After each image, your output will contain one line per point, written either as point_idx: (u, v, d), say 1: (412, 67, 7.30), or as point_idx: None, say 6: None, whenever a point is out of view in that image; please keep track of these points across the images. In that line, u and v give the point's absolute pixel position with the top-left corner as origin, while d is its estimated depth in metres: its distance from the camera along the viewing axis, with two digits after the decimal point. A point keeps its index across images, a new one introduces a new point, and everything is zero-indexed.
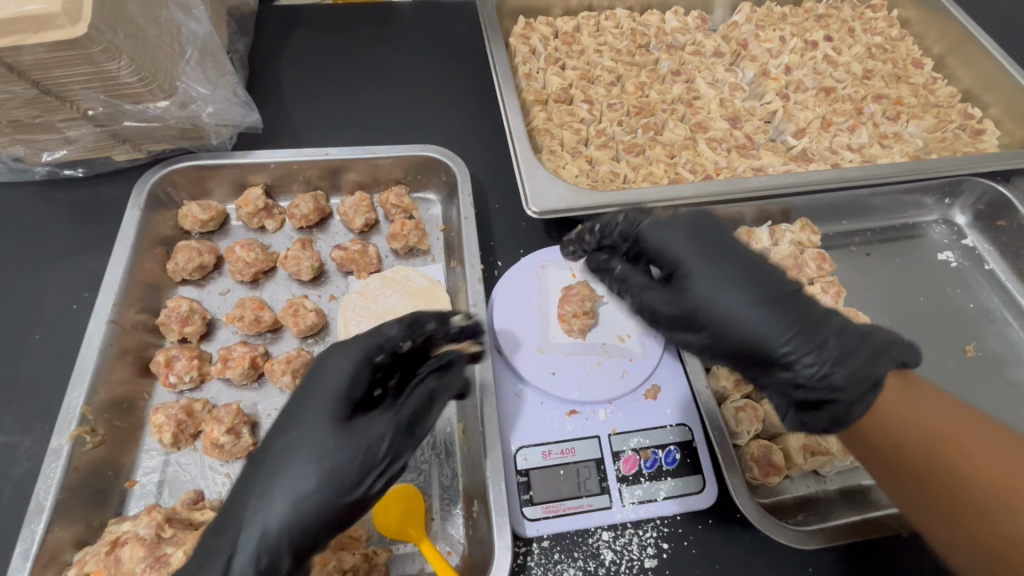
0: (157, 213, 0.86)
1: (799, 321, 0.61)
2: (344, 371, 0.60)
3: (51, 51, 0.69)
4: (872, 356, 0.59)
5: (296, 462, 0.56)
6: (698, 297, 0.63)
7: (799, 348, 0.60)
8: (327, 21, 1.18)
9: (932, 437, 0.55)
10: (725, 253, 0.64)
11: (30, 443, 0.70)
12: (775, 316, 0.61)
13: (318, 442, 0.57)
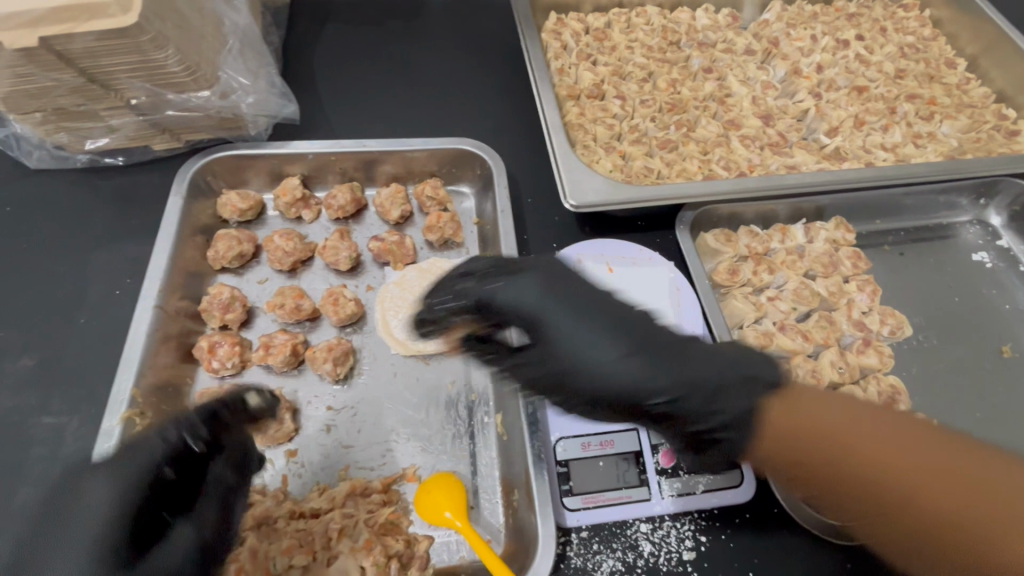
0: (198, 201, 0.87)
1: (666, 360, 0.56)
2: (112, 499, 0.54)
3: (102, 40, 0.70)
4: (723, 384, 0.55)
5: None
6: (558, 351, 0.57)
7: (669, 396, 0.55)
8: (360, 15, 1.19)
9: (869, 457, 0.50)
10: (568, 310, 0.57)
11: (77, 424, 0.71)
12: (647, 365, 0.56)
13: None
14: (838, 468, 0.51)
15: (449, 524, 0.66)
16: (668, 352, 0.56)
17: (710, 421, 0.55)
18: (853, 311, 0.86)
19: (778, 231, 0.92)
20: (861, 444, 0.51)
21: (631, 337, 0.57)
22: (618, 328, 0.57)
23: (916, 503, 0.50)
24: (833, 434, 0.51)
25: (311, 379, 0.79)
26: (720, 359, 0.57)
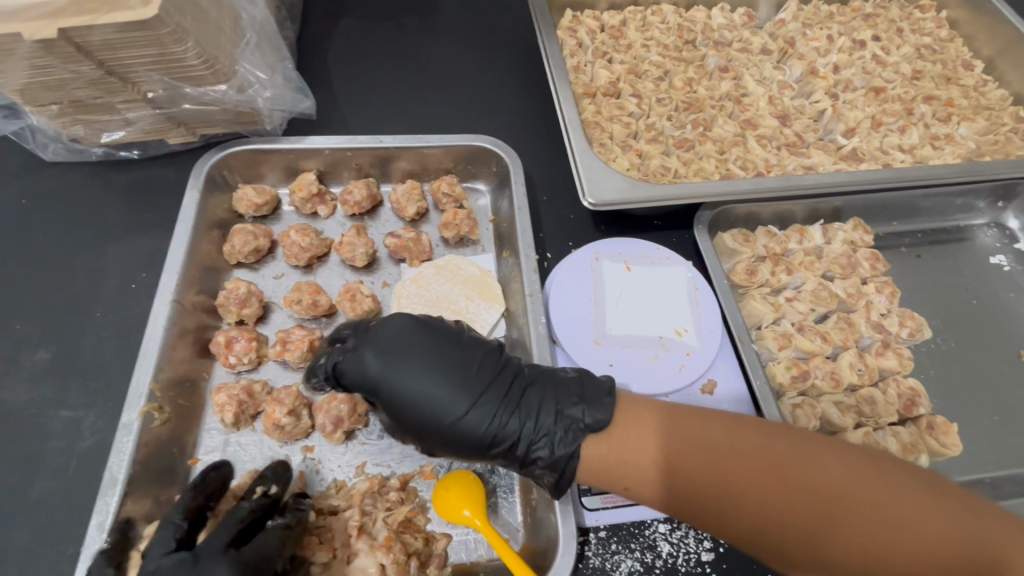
0: (214, 195, 0.86)
1: (520, 407, 0.59)
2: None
3: (121, 32, 0.70)
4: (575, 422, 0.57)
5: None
6: (413, 404, 0.59)
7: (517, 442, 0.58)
8: (374, 10, 1.18)
9: (721, 474, 0.50)
10: (414, 350, 0.60)
11: (94, 418, 0.71)
12: (485, 417, 0.58)
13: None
14: (709, 489, 0.50)
15: (469, 522, 0.66)
16: (478, 402, 0.59)
17: (558, 461, 0.57)
18: (872, 312, 0.85)
19: (796, 232, 0.91)
20: (693, 473, 0.51)
21: (449, 391, 0.59)
22: (394, 371, 0.59)
23: (783, 525, 0.48)
24: (697, 452, 0.51)
25: None
26: (569, 391, 0.59)
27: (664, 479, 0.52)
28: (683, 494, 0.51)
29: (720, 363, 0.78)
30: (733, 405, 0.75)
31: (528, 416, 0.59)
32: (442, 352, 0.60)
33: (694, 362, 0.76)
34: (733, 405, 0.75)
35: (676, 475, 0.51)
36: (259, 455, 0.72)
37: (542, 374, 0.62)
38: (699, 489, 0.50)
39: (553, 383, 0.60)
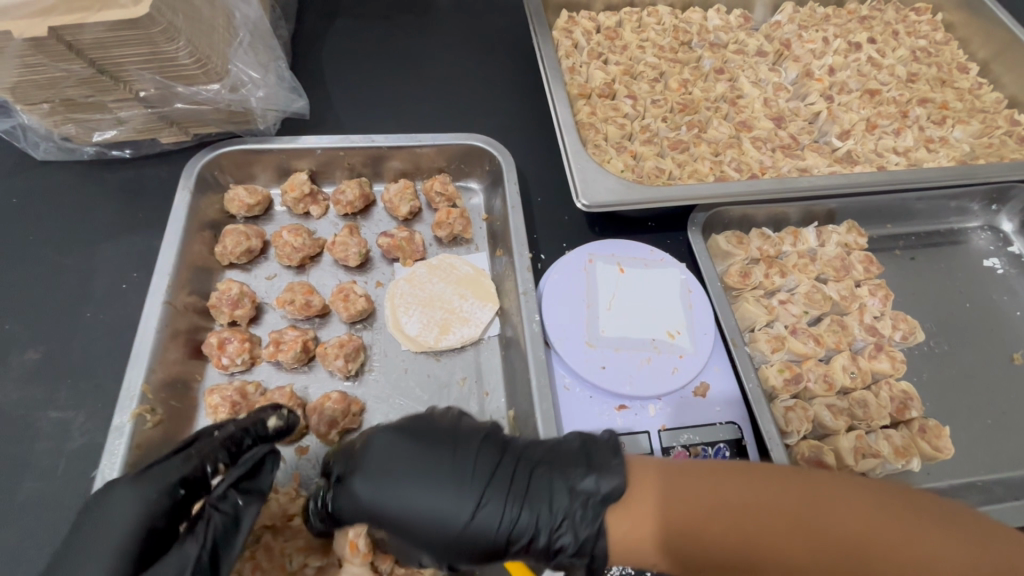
0: (205, 195, 0.86)
1: (533, 505, 0.54)
2: (139, 500, 0.51)
3: (112, 30, 0.70)
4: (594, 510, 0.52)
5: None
6: (416, 519, 0.54)
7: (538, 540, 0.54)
8: (369, 10, 1.18)
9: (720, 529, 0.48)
10: (410, 464, 0.56)
11: (84, 418, 0.71)
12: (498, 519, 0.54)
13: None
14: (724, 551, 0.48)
15: None
16: (490, 511, 0.54)
17: (580, 541, 0.52)
18: (865, 315, 0.85)
19: (790, 234, 0.91)
20: (714, 540, 0.48)
21: (455, 503, 0.54)
22: (393, 489, 0.55)
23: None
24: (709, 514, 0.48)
25: (322, 375, 0.78)
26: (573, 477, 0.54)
27: (676, 547, 0.49)
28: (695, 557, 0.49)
29: (713, 365, 0.78)
30: (725, 407, 0.75)
31: (544, 509, 0.54)
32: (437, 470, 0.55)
33: (687, 365, 0.76)
34: (725, 407, 0.75)
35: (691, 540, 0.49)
36: None
37: (540, 448, 0.58)
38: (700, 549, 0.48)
39: (559, 457, 0.56)
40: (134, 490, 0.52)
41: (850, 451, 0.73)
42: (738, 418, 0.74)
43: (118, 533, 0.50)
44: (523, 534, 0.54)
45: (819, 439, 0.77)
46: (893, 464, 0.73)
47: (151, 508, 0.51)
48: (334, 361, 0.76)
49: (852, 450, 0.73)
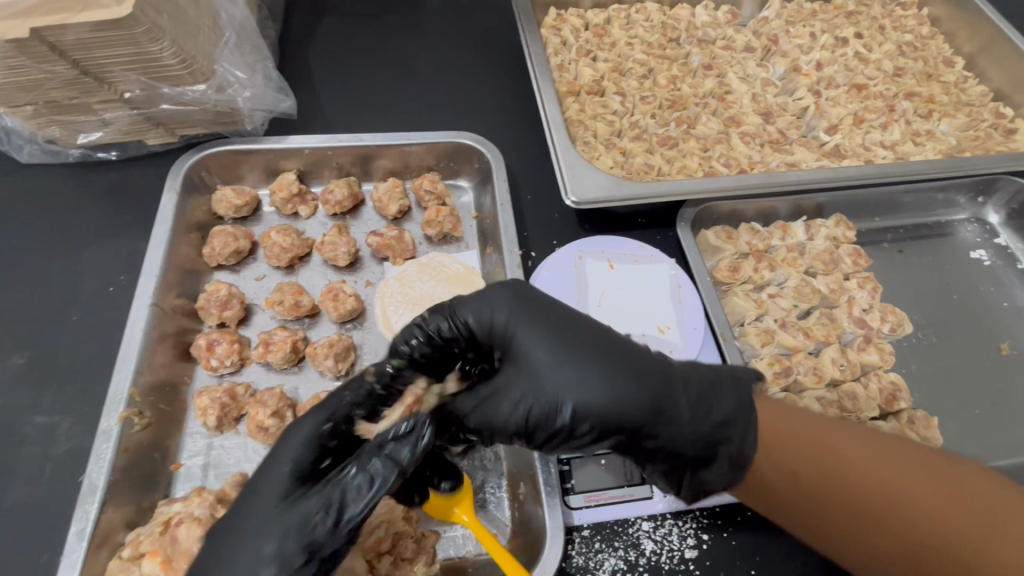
0: (192, 197, 0.86)
1: (663, 387, 0.56)
2: (297, 446, 0.54)
3: (95, 31, 0.69)
4: (726, 404, 0.58)
5: (237, 530, 0.52)
6: (557, 365, 0.56)
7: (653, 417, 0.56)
8: (358, 9, 1.17)
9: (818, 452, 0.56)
10: (549, 314, 0.59)
11: (70, 422, 0.70)
12: (628, 391, 0.55)
13: (259, 513, 0.52)
14: (833, 477, 0.55)
15: (457, 518, 0.65)
16: (624, 379, 0.56)
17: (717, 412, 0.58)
18: (854, 308, 0.86)
19: (778, 228, 0.92)
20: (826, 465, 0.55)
21: (596, 358, 0.56)
22: (540, 344, 0.57)
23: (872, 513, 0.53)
24: (826, 440, 0.56)
25: (311, 376, 0.78)
26: (712, 378, 0.60)
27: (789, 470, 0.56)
28: (801, 477, 0.55)
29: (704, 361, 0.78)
30: None
31: (674, 391, 0.57)
32: (593, 334, 0.58)
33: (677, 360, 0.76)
34: None
35: (801, 460, 0.56)
36: (243, 457, 0.70)
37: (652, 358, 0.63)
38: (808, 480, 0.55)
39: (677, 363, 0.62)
40: (291, 440, 0.55)
41: None
42: None
43: (276, 471, 0.54)
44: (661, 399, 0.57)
45: None
46: None
47: (300, 458, 0.54)
48: (323, 362, 0.76)
49: None
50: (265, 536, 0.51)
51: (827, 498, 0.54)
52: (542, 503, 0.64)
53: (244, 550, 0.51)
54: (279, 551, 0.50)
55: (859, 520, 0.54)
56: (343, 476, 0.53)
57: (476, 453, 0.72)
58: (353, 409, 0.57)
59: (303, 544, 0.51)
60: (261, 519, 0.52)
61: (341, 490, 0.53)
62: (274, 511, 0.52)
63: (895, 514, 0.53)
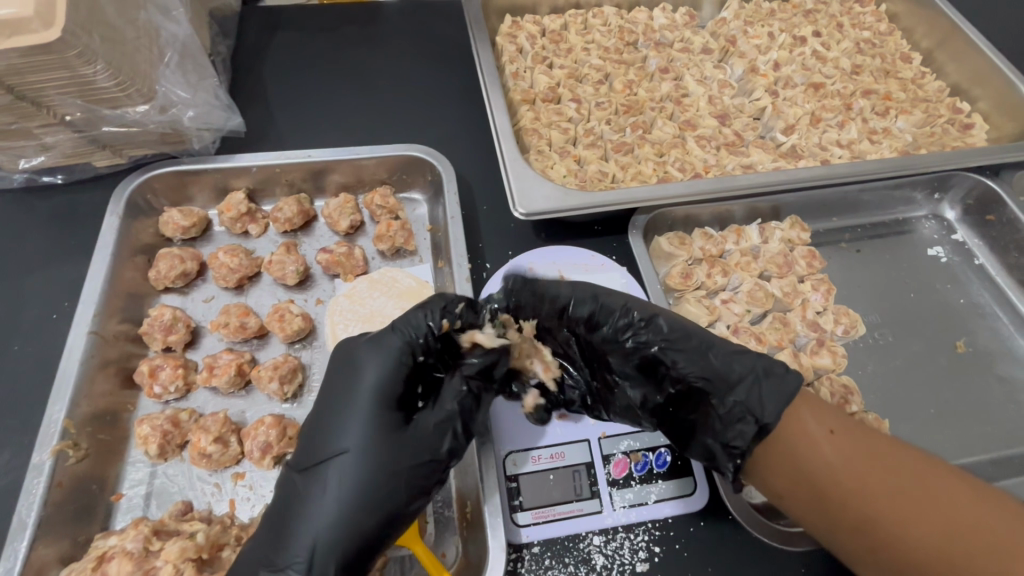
0: (137, 221, 0.85)
1: (720, 360, 0.67)
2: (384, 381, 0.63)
3: (25, 56, 0.67)
4: (765, 385, 0.64)
5: (355, 477, 0.59)
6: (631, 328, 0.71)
7: (704, 380, 0.67)
8: (312, 19, 1.16)
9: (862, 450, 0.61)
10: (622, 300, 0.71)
11: (9, 456, 0.69)
12: (687, 359, 0.68)
13: (368, 449, 0.60)
14: (856, 498, 0.59)
15: (402, 540, 0.66)
16: (689, 348, 0.68)
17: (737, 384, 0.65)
18: (808, 311, 0.86)
19: (733, 232, 0.92)
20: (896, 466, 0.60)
21: (671, 329, 0.69)
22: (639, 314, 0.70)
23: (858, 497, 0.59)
24: (834, 431, 0.62)
25: (259, 399, 0.77)
26: (759, 365, 0.66)
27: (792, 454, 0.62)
28: (825, 491, 0.60)
29: None
30: None
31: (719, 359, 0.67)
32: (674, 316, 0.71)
33: None
34: None
35: (825, 475, 0.60)
36: (187, 484, 0.70)
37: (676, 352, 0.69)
38: (803, 465, 0.61)
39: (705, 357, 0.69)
40: (382, 359, 0.64)
41: None
42: None
43: (377, 414, 0.61)
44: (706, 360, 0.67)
45: None
46: None
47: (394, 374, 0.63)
48: (268, 385, 0.75)
49: None
50: (385, 475, 0.59)
51: (848, 520, 0.59)
52: (485, 522, 0.64)
53: (370, 489, 0.59)
54: (402, 485, 0.59)
55: (879, 539, 0.58)
56: (448, 411, 0.63)
57: None
58: (422, 341, 0.65)
59: (426, 476, 0.60)
60: (377, 462, 0.59)
61: (451, 424, 0.62)
62: (391, 454, 0.60)
63: (914, 544, 0.57)
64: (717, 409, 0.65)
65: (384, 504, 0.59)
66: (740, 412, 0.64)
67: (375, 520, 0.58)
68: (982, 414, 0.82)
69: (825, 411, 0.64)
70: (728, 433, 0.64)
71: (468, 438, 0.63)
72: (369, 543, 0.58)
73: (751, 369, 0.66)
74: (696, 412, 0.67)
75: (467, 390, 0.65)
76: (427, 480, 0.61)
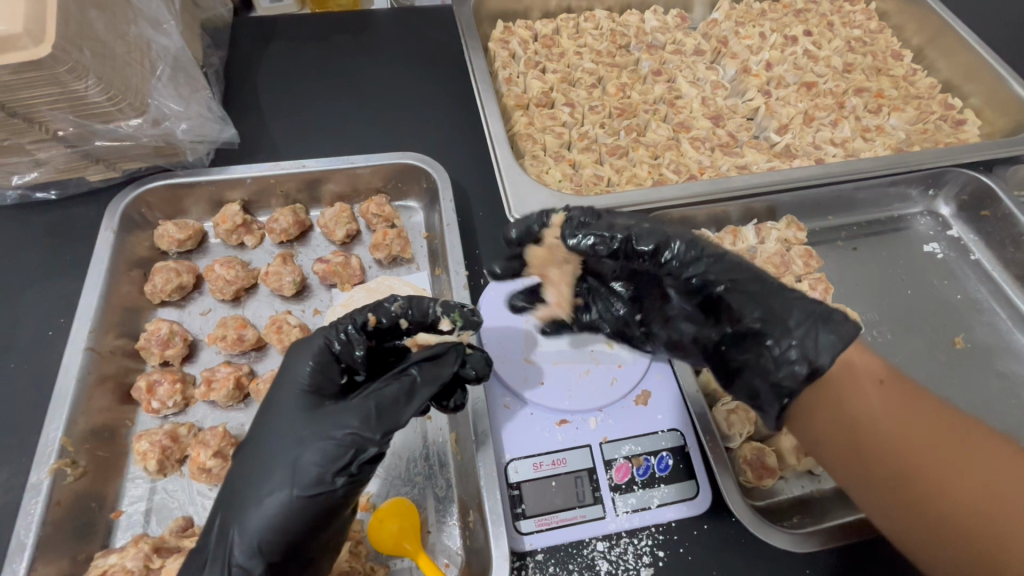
0: (131, 235, 0.84)
1: (776, 303, 0.62)
2: (305, 371, 0.64)
3: (15, 73, 0.66)
4: (821, 330, 0.59)
5: (265, 459, 0.58)
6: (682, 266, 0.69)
7: (764, 323, 0.62)
8: (304, 29, 1.15)
9: (908, 405, 0.61)
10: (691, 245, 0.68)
11: (8, 475, 0.68)
12: (756, 303, 0.63)
13: (287, 436, 0.59)
14: (895, 450, 0.59)
15: (403, 552, 0.66)
16: (754, 291, 0.64)
17: (805, 339, 0.59)
18: None
19: (729, 233, 0.92)
20: (939, 427, 0.60)
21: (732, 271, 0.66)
22: (701, 254, 0.67)
23: (894, 446, 0.59)
24: (880, 382, 0.62)
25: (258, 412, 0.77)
26: (818, 308, 0.61)
27: (835, 396, 0.61)
28: (865, 439, 0.60)
29: (654, 374, 0.78)
30: (666, 415, 0.75)
31: (790, 307, 0.62)
32: (734, 255, 0.68)
33: (625, 375, 0.77)
34: (667, 414, 0.75)
35: (867, 422, 0.60)
36: (188, 500, 0.70)
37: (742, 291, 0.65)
38: (842, 407, 0.61)
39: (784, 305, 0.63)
40: (305, 354, 0.65)
41: (791, 450, 0.74)
42: (679, 424, 0.74)
43: (294, 400, 0.62)
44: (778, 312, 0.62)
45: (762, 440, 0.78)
46: None
47: (316, 367, 0.64)
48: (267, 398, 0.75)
49: (792, 450, 0.74)
50: (290, 458, 0.58)
51: (885, 470, 0.59)
52: (488, 533, 0.64)
53: (275, 473, 0.58)
54: (305, 470, 0.57)
55: (910, 492, 0.58)
56: (363, 401, 0.60)
57: (427, 480, 0.74)
58: (349, 334, 0.66)
59: (328, 462, 0.57)
60: (285, 444, 0.59)
61: (363, 412, 0.60)
62: (298, 436, 0.59)
63: (950, 502, 0.56)
64: (770, 347, 0.61)
65: (287, 489, 0.56)
66: (794, 354, 0.59)
67: (294, 515, 0.56)
68: (982, 410, 0.82)
69: (873, 364, 0.63)
70: (779, 372, 0.60)
71: (380, 427, 0.60)
72: (273, 530, 0.56)
73: (805, 318, 0.61)
74: (747, 352, 0.63)
75: (393, 384, 0.63)
76: (330, 465, 0.57)
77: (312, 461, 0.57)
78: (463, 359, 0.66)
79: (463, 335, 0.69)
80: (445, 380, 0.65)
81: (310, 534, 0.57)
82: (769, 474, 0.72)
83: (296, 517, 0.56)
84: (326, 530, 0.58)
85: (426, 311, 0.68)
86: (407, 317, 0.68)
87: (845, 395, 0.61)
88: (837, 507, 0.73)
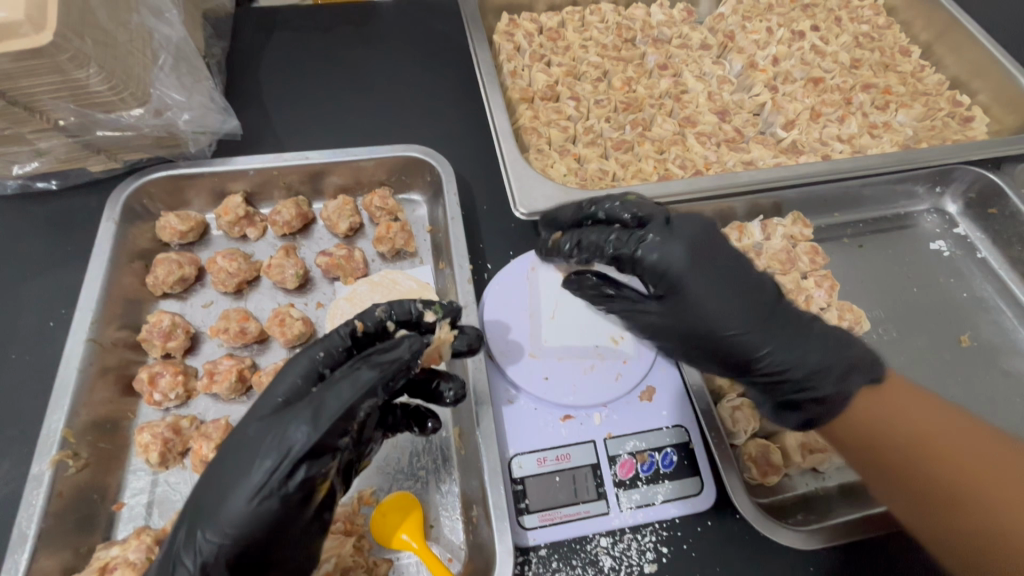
0: (133, 225, 0.83)
1: (794, 352, 0.66)
2: (287, 377, 0.61)
3: (16, 61, 0.65)
4: (847, 364, 0.66)
5: (222, 455, 0.57)
6: (701, 308, 0.66)
7: (787, 365, 0.66)
8: (307, 19, 1.14)
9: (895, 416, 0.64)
10: (724, 272, 0.67)
11: (9, 466, 0.68)
12: (769, 337, 0.66)
13: (243, 432, 0.57)
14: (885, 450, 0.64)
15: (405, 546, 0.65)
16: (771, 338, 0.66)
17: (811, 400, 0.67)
18: (811, 307, 0.86)
19: (735, 229, 0.92)
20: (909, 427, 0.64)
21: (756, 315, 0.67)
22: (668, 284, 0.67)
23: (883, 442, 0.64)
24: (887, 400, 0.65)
25: None
26: (837, 367, 0.66)
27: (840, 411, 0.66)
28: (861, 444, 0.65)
29: (658, 368, 0.78)
30: (672, 411, 0.75)
31: (807, 365, 0.66)
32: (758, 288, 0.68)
33: (631, 369, 0.76)
34: (672, 410, 0.75)
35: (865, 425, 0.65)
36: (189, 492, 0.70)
37: (764, 335, 0.67)
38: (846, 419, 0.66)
39: (798, 355, 0.66)
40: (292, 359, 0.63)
41: (797, 448, 0.74)
42: (684, 420, 0.74)
43: (263, 400, 0.60)
44: (761, 361, 0.67)
45: (767, 437, 0.78)
46: (839, 458, 0.74)
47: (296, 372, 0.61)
48: None
49: (798, 447, 0.74)
50: (239, 455, 0.56)
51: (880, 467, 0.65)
52: (492, 528, 0.63)
53: (225, 468, 0.56)
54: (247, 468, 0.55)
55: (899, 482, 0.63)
56: (309, 399, 0.56)
57: (430, 476, 0.73)
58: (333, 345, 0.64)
59: (268, 461, 0.54)
60: (239, 440, 0.57)
61: (309, 411, 0.55)
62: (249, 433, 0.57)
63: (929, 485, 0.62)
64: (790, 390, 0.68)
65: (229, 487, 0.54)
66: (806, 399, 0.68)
67: (229, 517, 0.53)
68: (988, 408, 0.81)
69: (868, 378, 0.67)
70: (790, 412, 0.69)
71: (321, 427, 0.55)
72: (211, 528, 0.54)
73: (810, 373, 0.66)
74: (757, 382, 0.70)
75: (344, 378, 0.58)
76: (269, 464, 0.54)
77: (258, 458, 0.55)
78: (416, 350, 0.61)
79: (445, 325, 0.69)
80: (395, 371, 0.59)
81: (248, 537, 0.54)
82: (774, 472, 0.72)
83: (232, 516, 0.53)
84: (268, 535, 0.54)
85: (409, 311, 0.69)
86: (393, 318, 0.68)
87: (858, 414, 0.65)
88: (840, 505, 0.73)
